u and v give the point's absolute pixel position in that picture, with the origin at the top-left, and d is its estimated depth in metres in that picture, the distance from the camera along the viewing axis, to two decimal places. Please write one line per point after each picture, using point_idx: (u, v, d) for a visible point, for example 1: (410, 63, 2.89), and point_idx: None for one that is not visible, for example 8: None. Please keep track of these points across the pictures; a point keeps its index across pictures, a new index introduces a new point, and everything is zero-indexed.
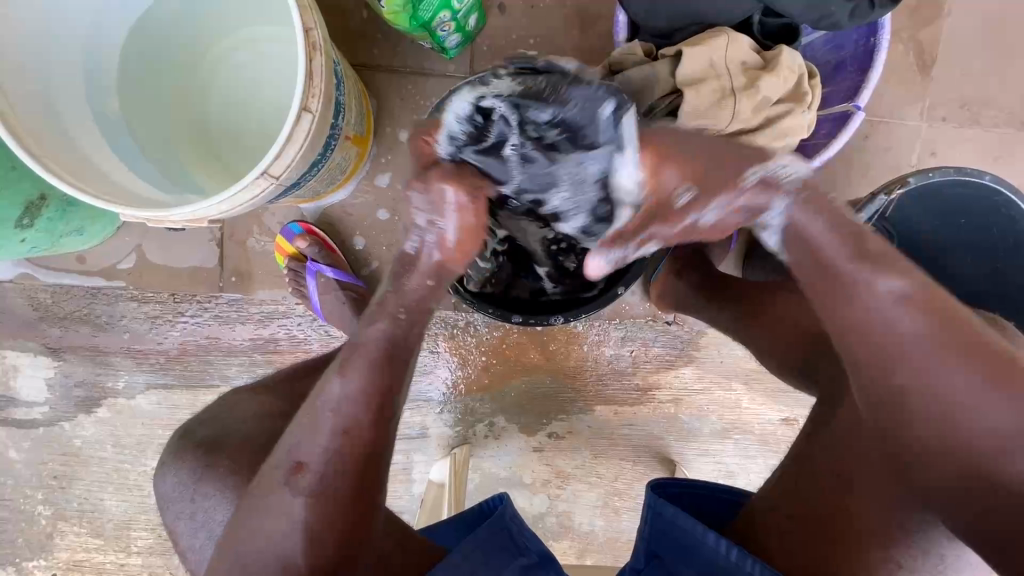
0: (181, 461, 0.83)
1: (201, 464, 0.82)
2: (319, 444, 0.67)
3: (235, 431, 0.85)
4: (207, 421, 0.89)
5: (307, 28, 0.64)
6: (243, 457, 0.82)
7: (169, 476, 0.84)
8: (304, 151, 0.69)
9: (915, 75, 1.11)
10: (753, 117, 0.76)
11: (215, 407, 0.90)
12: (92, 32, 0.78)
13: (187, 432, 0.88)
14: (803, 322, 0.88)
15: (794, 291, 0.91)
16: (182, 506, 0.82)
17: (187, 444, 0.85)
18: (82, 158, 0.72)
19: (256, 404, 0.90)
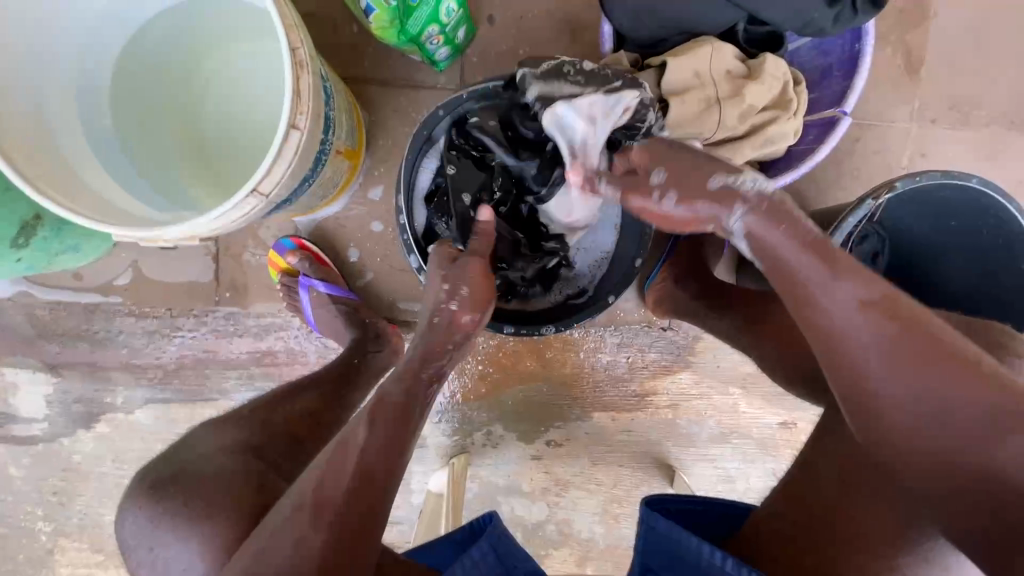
0: (139, 507, 0.74)
1: (157, 507, 0.73)
2: (294, 508, 0.61)
3: (196, 463, 0.77)
4: (168, 459, 0.80)
5: (295, 47, 0.65)
6: (208, 496, 0.72)
7: (127, 521, 0.74)
8: (294, 167, 0.70)
9: (904, 76, 1.12)
10: (739, 124, 0.77)
11: (184, 438, 0.83)
12: (84, 53, 0.78)
13: (147, 475, 0.78)
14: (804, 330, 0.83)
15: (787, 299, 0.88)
16: (142, 553, 0.73)
17: (147, 484, 0.76)
18: (76, 180, 0.72)
19: (223, 437, 0.82)
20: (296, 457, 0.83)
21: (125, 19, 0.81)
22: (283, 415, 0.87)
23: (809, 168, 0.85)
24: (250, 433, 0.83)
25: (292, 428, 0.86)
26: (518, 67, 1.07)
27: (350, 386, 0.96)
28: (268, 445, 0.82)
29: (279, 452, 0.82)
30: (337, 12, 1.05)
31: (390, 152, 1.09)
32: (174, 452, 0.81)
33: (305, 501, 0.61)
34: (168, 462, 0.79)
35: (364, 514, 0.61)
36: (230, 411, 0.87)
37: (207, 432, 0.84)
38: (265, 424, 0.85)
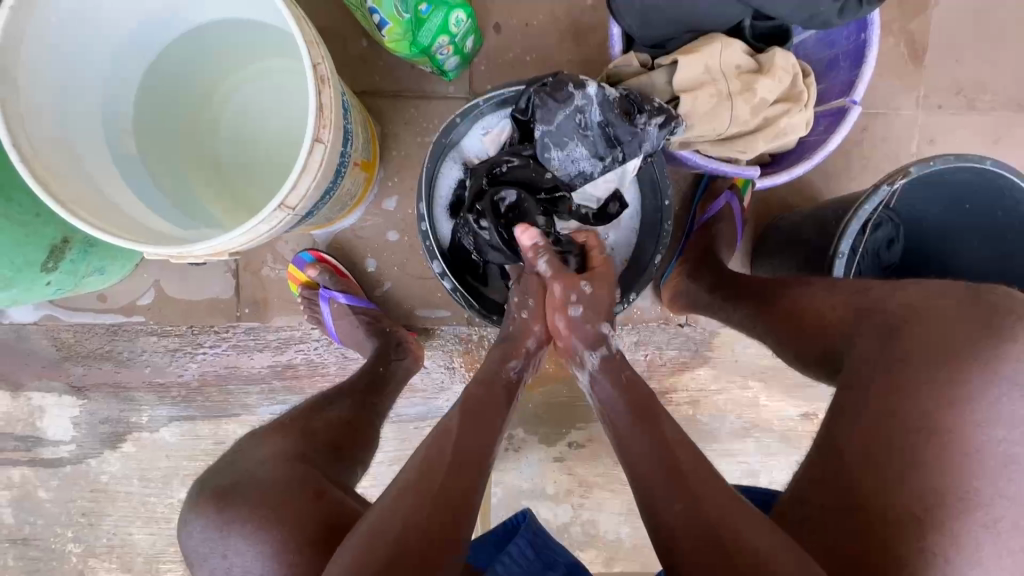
0: (206, 516, 0.74)
1: (220, 518, 0.73)
2: (399, 489, 0.64)
3: (250, 474, 0.77)
4: (225, 469, 0.79)
5: (317, 63, 0.66)
6: (264, 507, 0.72)
7: (195, 529, 0.74)
8: (318, 181, 0.71)
9: (909, 64, 1.13)
10: (752, 118, 0.77)
11: (230, 455, 0.82)
12: (108, 78, 0.80)
13: (208, 483, 0.78)
14: (828, 313, 0.74)
15: (814, 283, 0.79)
16: (215, 562, 0.73)
17: (210, 494, 0.76)
18: (107, 202, 0.74)
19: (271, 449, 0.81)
20: (341, 465, 0.84)
21: (148, 42, 0.82)
22: (319, 424, 0.87)
23: (822, 158, 0.86)
24: (293, 443, 0.82)
25: (334, 436, 0.86)
26: (526, 73, 1.09)
27: (376, 395, 0.98)
28: (313, 453, 0.82)
29: (321, 460, 0.82)
30: (347, 28, 1.07)
31: (404, 162, 1.11)
32: (228, 463, 0.81)
33: (410, 477, 0.65)
34: (229, 469, 0.79)
35: (462, 495, 0.64)
36: (270, 422, 0.87)
37: (251, 442, 0.83)
38: (305, 432, 0.84)
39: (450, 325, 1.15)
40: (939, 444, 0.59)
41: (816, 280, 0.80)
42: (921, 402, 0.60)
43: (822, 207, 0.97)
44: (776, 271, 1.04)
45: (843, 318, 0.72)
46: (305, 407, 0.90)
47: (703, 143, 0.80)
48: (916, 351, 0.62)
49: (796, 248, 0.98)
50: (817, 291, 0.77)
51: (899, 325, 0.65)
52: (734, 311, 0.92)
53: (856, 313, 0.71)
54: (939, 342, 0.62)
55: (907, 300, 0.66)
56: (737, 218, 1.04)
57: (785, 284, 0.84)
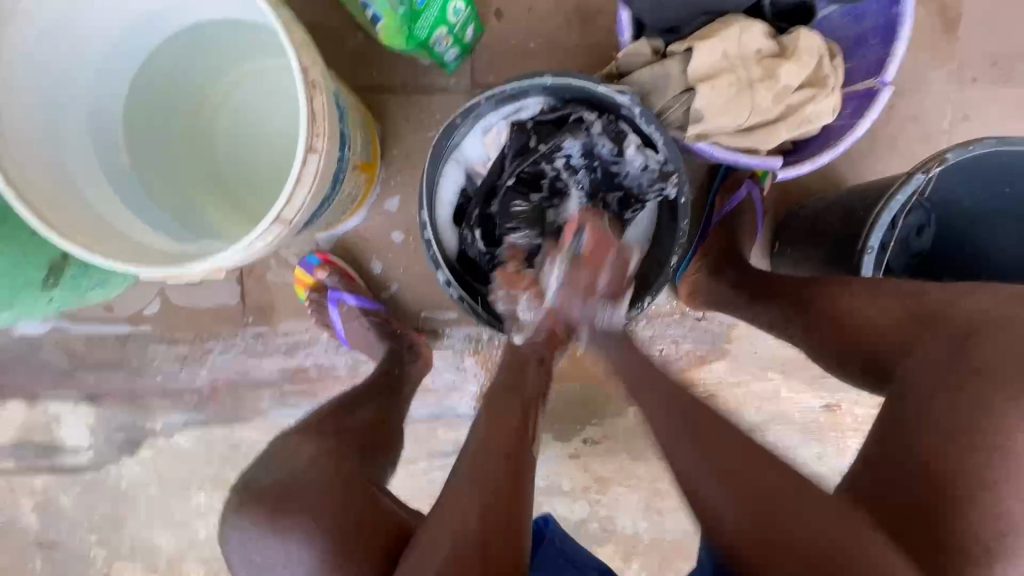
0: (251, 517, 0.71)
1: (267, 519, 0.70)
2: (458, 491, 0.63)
3: (300, 472, 0.75)
4: (272, 465, 0.77)
5: (307, 67, 0.62)
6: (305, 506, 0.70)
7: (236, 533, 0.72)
8: (315, 192, 0.68)
9: (941, 35, 1.05)
10: (774, 107, 0.71)
11: (270, 450, 0.80)
12: (97, 87, 0.76)
13: (251, 484, 0.75)
14: (876, 318, 0.70)
15: (857, 286, 0.75)
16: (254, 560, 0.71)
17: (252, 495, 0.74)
18: (100, 220, 0.71)
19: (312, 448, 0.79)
20: (372, 463, 0.82)
21: (136, 46, 0.79)
22: (354, 423, 0.86)
23: (847, 146, 0.80)
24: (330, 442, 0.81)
25: (367, 434, 0.86)
26: (530, 61, 1.04)
27: (398, 398, 0.97)
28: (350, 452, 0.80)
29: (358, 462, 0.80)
30: (341, 21, 1.02)
31: (406, 161, 1.07)
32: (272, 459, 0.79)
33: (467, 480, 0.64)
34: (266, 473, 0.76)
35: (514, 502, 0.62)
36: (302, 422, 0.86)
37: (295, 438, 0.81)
38: (343, 428, 0.84)
39: (459, 326, 1.12)
40: (989, 460, 0.56)
41: (861, 282, 0.76)
42: (996, 417, 0.56)
43: (850, 195, 0.91)
44: (800, 264, 0.98)
45: (894, 323, 0.68)
46: (339, 404, 0.89)
47: (721, 135, 0.73)
48: (989, 363, 0.58)
49: (822, 240, 0.92)
50: (861, 297, 0.73)
51: (968, 335, 0.60)
52: (767, 309, 0.88)
53: (912, 320, 0.67)
54: (1017, 354, 0.57)
55: (982, 310, 0.61)
56: (759, 209, 1.01)
57: (824, 283, 0.80)
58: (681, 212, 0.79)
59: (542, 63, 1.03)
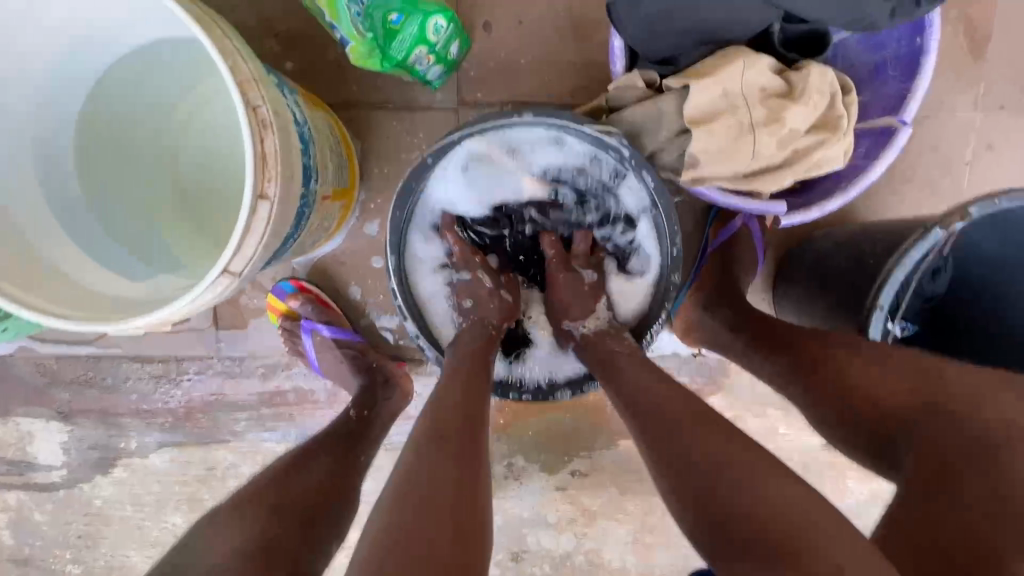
0: None
1: None
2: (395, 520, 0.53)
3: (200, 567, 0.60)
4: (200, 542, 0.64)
5: (255, 106, 0.56)
6: None
7: None
8: (269, 238, 0.62)
9: (967, 57, 0.96)
10: (778, 153, 0.64)
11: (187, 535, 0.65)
12: (42, 112, 0.70)
13: None
14: (886, 395, 0.64)
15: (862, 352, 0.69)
16: None
17: None
18: (40, 262, 0.65)
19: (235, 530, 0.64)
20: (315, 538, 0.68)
21: (84, 66, 0.72)
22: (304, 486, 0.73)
23: (859, 190, 0.73)
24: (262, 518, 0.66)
25: (322, 494, 0.73)
26: (520, 78, 0.96)
27: (364, 441, 0.87)
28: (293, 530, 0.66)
29: (294, 542, 0.66)
30: (318, 33, 0.96)
31: (387, 182, 1.01)
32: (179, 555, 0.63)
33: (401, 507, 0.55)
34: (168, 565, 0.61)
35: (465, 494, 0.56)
36: (237, 491, 0.72)
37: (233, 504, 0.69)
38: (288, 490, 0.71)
39: None
40: None
41: (868, 347, 0.70)
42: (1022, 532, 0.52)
43: (863, 238, 0.83)
44: (803, 305, 0.91)
45: (911, 400, 0.62)
46: (288, 461, 0.77)
47: (718, 181, 0.67)
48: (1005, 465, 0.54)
49: (831, 283, 0.85)
50: (873, 364, 0.67)
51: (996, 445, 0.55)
52: (766, 363, 0.80)
53: (925, 403, 0.61)
54: None
55: (1000, 409, 0.57)
56: (755, 241, 0.95)
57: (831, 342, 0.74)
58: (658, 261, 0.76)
59: (533, 81, 0.96)
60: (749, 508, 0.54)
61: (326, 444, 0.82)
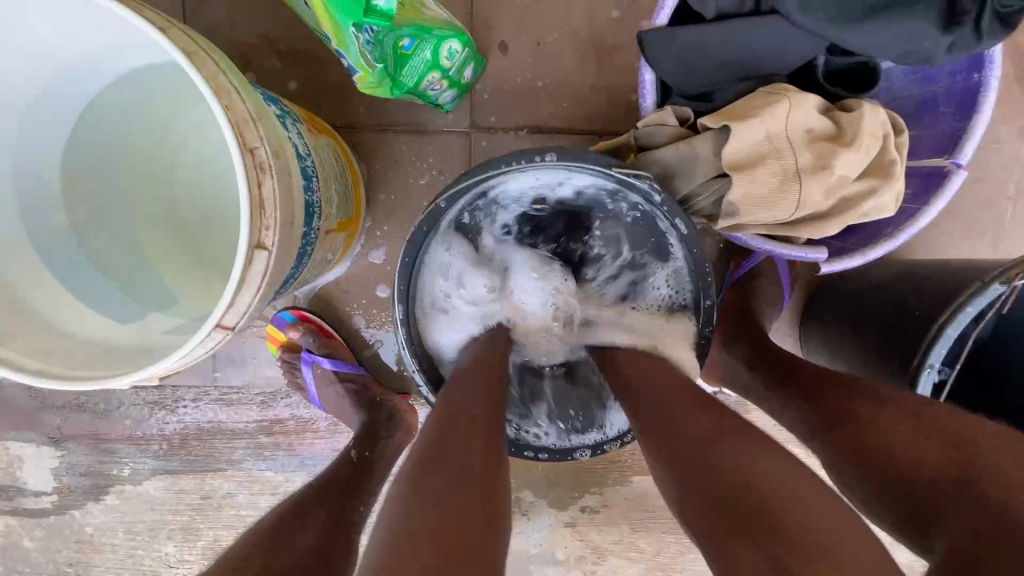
0: None
1: None
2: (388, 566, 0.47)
3: None
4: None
5: (252, 147, 0.51)
6: None
7: None
8: (267, 288, 0.57)
9: (1013, 85, 0.91)
10: (827, 201, 0.58)
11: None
12: (25, 142, 0.65)
13: None
14: (915, 463, 0.55)
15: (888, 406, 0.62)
16: None
17: None
18: (20, 307, 0.60)
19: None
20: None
21: (72, 92, 0.67)
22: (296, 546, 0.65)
23: (908, 237, 0.67)
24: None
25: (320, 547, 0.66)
26: (537, 102, 0.91)
27: (364, 490, 0.80)
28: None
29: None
30: (324, 52, 0.91)
31: (394, 208, 0.95)
32: None
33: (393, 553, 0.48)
34: None
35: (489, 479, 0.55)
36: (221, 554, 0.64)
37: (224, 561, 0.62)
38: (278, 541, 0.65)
39: None
40: None
41: (894, 403, 0.62)
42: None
43: (905, 282, 0.78)
44: (833, 348, 0.85)
45: (942, 473, 0.52)
46: (283, 512, 0.70)
47: (756, 228, 0.61)
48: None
49: (865, 329, 0.79)
50: (900, 425, 0.59)
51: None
52: (787, 410, 0.73)
53: (954, 478, 0.51)
54: None
55: None
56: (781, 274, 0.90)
57: (852, 394, 0.66)
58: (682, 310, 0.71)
59: (550, 105, 0.91)
60: (750, 493, 0.50)
61: (320, 495, 0.74)
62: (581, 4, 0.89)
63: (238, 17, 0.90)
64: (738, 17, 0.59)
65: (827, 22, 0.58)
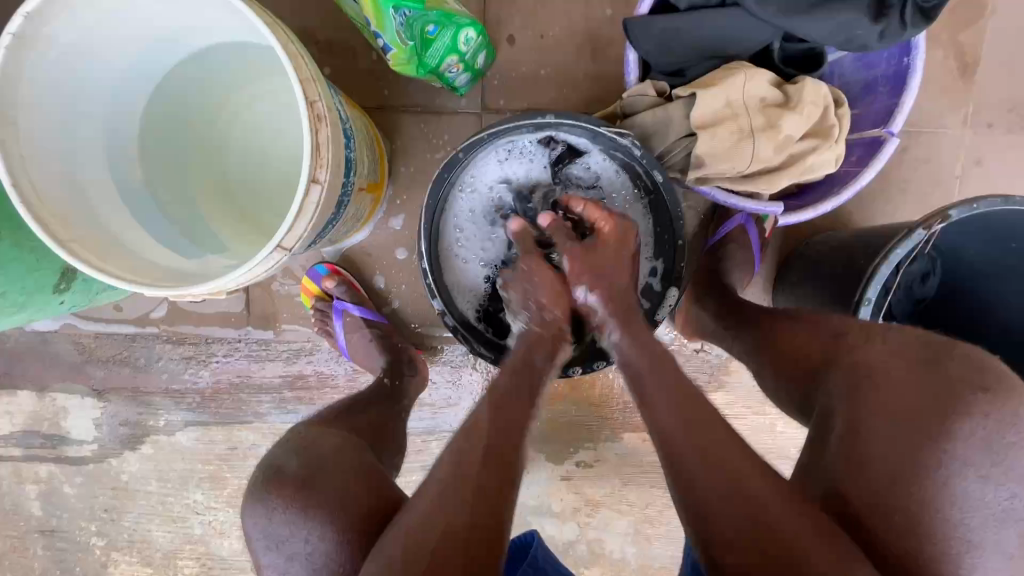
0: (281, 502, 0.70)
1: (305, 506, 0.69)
2: (439, 479, 0.63)
3: (326, 462, 0.73)
4: (295, 454, 0.75)
5: (313, 101, 0.64)
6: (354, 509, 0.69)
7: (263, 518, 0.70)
8: (316, 219, 0.69)
9: (957, 79, 1.04)
10: (776, 156, 0.74)
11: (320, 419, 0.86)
12: (113, 104, 0.78)
13: (280, 468, 0.73)
14: (805, 355, 0.74)
15: (800, 322, 0.79)
16: (292, 546, 0.69)
17: (280, 483, 0.71)
18: (111, 237, 0.73)
19: (339, 437, 0.79)
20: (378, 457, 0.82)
21: (152, 65, 0.80)
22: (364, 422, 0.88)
23: (854, 194, 0.80)
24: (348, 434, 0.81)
25: (375, 433, 0.87)
26: (540, 88, 1.04)
27: (398, 405, 0.98)
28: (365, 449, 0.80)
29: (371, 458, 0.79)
30: (356, 42, 1.04)
31: (412, 180, 1.08)
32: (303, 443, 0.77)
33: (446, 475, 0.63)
34: (301, 452, 0.75)
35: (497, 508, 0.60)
36: (313, 417, 0.86)
37: (310, 434, 0.79)
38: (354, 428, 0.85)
39: (452, 344, 1.14)
40: (910, 492, 0.58)
41: (803, 317, 0.80)
42: (905, 491, 0.58)
43: (854, 240, 0.91)
44: (795, 300, 0.99)
45: (821, 356, 0.72)
46: (344, 407, 0.90)
47: (720, 179, 0.77)
48: (871, 410, 0.61)
49: (824, 282, 0.92)
50: (801, 332, 0.77)
51: (861, 376, 0.64)
52: (733, 342, 0.90)
53: (828, 357, 0.71)
54: (909, 393, 0.60)
55: (866, 355, 0.66)
56: (751, 242, 1.00)
57: (789, 321, 0.81)
58: (659, 251, 0.85)
59: (551, 90, 1.04)
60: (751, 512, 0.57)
61: (365, 400, 0.94)
62: (579, 4, 1.02)
63: (283, 12, 1.04)
64: (707, 8, 0.73)
65: (778, 13, 0.71)
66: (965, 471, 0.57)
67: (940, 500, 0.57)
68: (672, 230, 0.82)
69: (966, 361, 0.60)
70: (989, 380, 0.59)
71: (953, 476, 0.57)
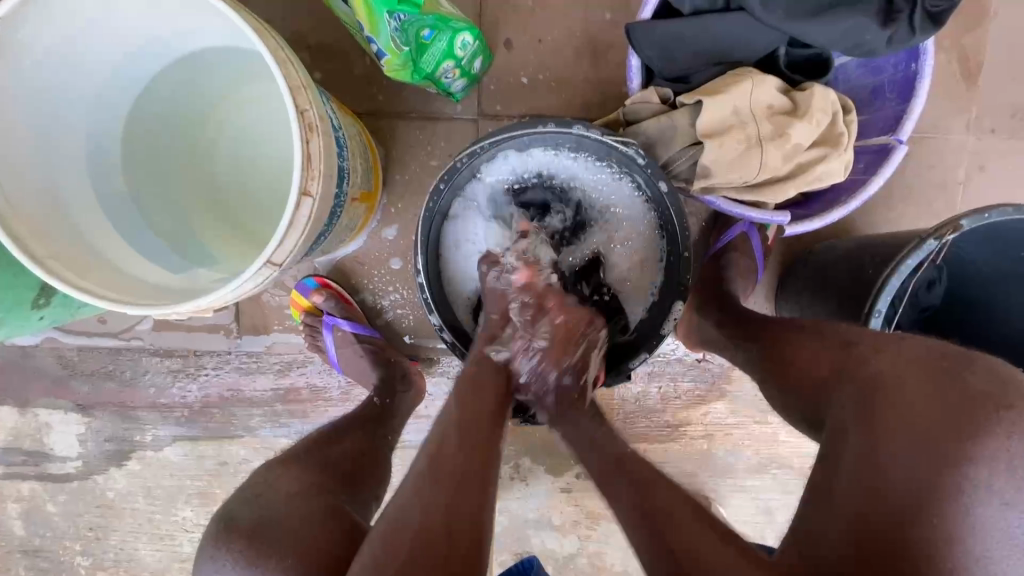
0: (233, 554, 0.66)
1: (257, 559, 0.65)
2: (417, 483, 0.63)
3: (280, 512, 0.70)
4: (248, 502, 0.71)
5: (304, 110, 0.61)
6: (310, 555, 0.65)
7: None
8: (306, 234, 0.66)
9: (961, 84, 1.02)
10: (784, 165, 0.74)
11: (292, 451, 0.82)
12: (93, 111, 0.75)
13: (233, 518, 0.70)
14: (815, 369, 0.71)
15: (806, 332, 0.77)
16: None
17: (233, 531, 0.68)
18: (92, 253, 0.70)
19: (298, 478, 0.76)
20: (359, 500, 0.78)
21: (137, 71, 0.77)
22: (339, 456, 0.83)
23: (859, 203, 0.79)
24: (314, 475, 0.77)
25: (352, 468, 0.82)
26: (538, 94, 1.02)
27: (388, 423, 0.95)
28: (332, 488, 0.76)
29: (338, 493, 0.76)
30: (349, 46, 1.01)
31: (407, 187, 1.05)
32: (252, 492, 0.74)
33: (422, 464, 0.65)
34: (252, 502, 0.71)
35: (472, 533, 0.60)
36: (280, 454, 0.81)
37: (273, 478, 0.75)
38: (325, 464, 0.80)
39: (451, 356, 1.11)
40: (933, 513, 0.53)
41: (810, 327, 0.78)
42: (928, 517, 0.53)
43: (861, 249, 0.89)
44: (801, 307, 0.97)
45: (832, 371, 0.69)
46: (320, 437, 0.86)
47: (726, 189, 0.76)
48: (885, 422, 0.59)
49: (830, 291, 0.90)
50: (808, 344, 0.75)
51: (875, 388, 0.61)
52: (739, 352, 0.87)
53: (837, 371, 0.68)
54: (927, 404, 0.57)
55: (879, 367, 0.63)
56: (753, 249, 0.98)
57: (796, 332, 0.78)
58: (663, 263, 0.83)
59: (550, 95, 1.02)
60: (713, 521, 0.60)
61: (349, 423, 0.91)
62: (578, 8, 1.00)
63: (272, 14, 1.01)
64: (713, 13, 0.71)
65: (784, 18, 0.69)
66: (989, 492, 0.53)
67: (972, 529, 0.52)
68: (674, 240, 0.80)
69: (988, 375, 0.57)
70: (1010, 393, 0.55)
71: (975, 499, 0.53)
